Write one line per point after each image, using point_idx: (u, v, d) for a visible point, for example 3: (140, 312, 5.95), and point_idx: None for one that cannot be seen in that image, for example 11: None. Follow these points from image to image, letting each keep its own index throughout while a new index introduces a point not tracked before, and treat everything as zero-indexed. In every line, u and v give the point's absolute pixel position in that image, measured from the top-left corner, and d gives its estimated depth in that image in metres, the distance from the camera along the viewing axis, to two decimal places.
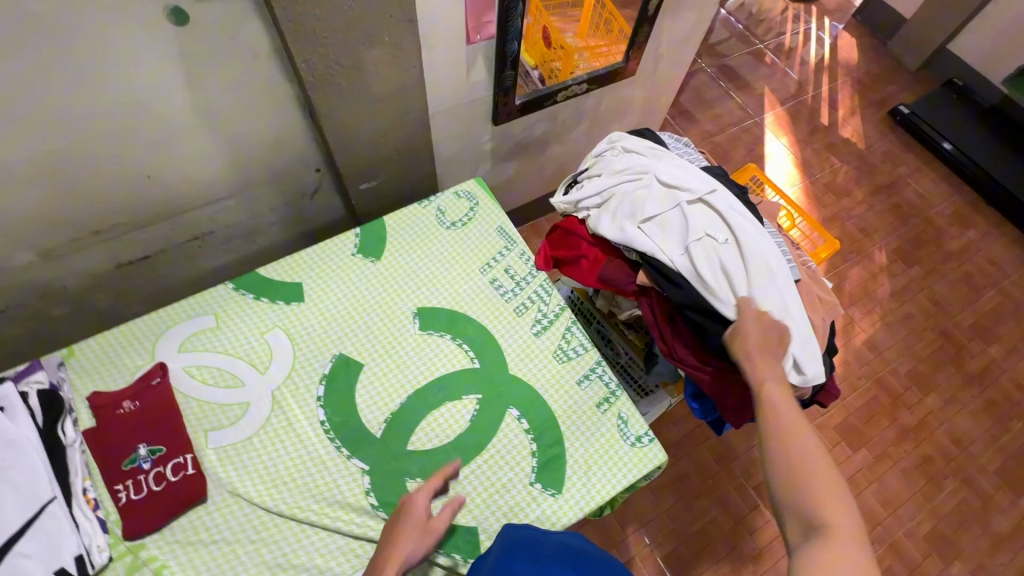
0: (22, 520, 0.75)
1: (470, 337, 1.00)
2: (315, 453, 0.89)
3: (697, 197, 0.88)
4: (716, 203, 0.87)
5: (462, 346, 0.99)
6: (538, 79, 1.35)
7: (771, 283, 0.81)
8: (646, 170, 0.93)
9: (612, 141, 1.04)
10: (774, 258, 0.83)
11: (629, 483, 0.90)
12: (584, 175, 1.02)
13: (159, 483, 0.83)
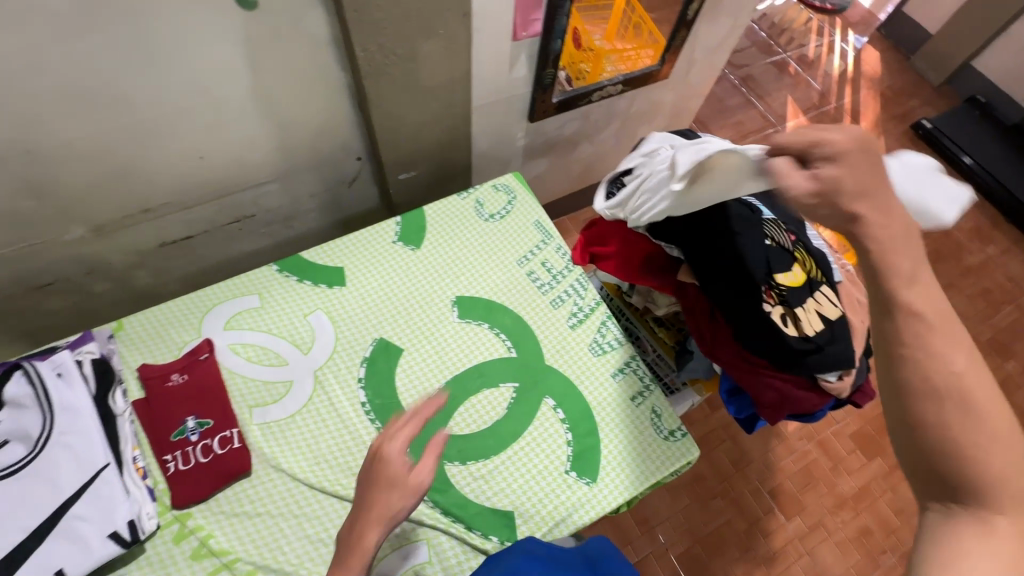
0: (79, 484, 0.78)
1: (508, 327, 1.02)
2: (356, 434, 0.91)
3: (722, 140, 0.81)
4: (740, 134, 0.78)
5: (499, 336, 1.01)
6: (566, 80, 1.33)
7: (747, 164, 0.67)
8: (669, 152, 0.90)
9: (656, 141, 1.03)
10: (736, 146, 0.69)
11: (660, 476, 0.92)
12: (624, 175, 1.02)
13: (206, 455, 0.86)
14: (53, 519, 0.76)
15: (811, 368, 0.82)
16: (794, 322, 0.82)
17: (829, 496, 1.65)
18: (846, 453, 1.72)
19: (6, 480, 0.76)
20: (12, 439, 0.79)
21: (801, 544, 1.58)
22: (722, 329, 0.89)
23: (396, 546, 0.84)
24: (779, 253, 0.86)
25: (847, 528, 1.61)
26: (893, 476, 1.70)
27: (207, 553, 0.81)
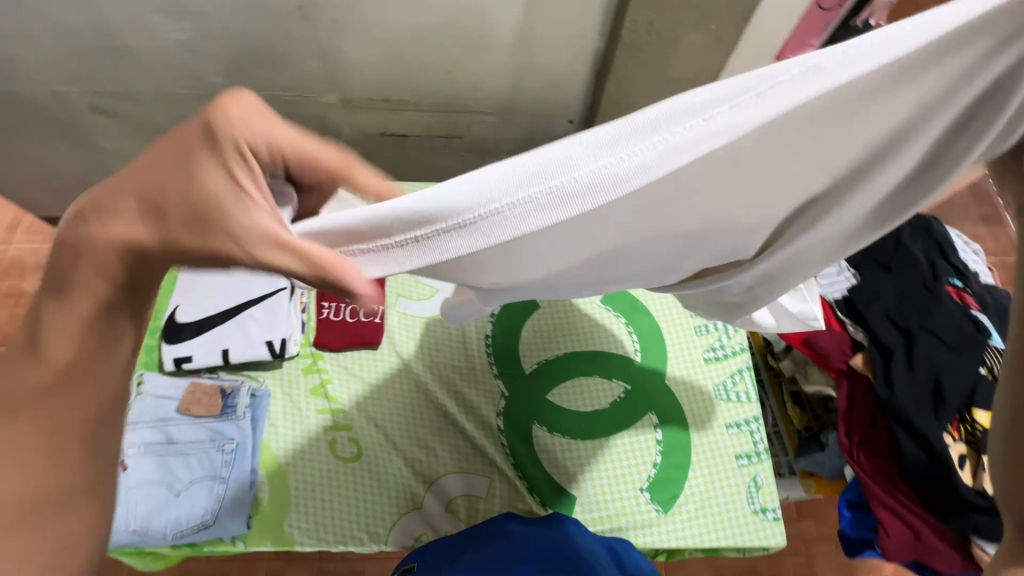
0: (262, 292, 0.94)
1: (642, 331, 1.01)
2: (471, 358, 0.97)
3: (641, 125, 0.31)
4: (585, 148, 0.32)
5: (630, 336, 1.00)
6: None
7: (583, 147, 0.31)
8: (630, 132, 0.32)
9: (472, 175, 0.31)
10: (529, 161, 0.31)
11: (732, 543, 0.87)
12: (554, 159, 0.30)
13: (353, 316, 0.98)
14: (236, 309, 0.93)
15: (975, 528, 0.69)
16: (972, 469, 0.72)
17: None
18: None
19: None
20: None
21: None
22: (877, 436, 0.79)
23: (461, 471, 0.89)
24: (991, 388, 0.75)
25: None
26: None
27: (321, 394, 0.93)
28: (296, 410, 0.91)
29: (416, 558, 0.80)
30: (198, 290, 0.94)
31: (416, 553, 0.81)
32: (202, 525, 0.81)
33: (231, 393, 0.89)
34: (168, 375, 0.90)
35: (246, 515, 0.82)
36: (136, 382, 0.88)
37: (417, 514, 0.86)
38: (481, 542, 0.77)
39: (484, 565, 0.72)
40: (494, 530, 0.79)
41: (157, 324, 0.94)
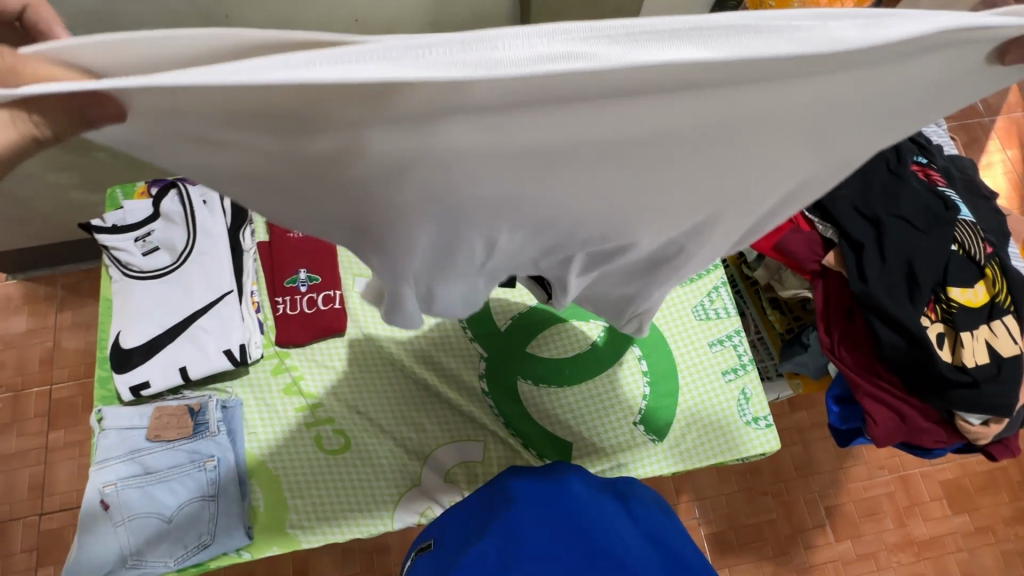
0: (208, 300, 0.88)
1: None
2: (443, 327, 0.93)
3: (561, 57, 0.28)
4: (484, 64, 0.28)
5: None
6: None
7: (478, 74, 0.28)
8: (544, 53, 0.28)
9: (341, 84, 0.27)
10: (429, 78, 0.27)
11: (731, 457, 0.88)
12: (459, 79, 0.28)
13: (310, 307, 0.92)
14: (183, 323, 0.87)
15: (957, 402, 0.71)
16: (951, 346, 0.72)
17: (893, 534, 1.53)
18: (929, 498, 1.56)
19: (158, 282, 0.88)
20: (163, 248, 0.90)
21: (844, 569, 1.50)
22: (856, 330, 0.78)
23: (454, 441, 0.88)
24: (962, 262, 0.74)
25: (901, 570, 1.50)
26: (976, 537, 1.53)
27: (296, 393, 0.89)
28: (273, 414, 0.88)
29: (431, 531, 0.79)
30: (139, 313, 0.87)
31: (431, 529, 0.79)
32: (202, 545, 0.79)
33: (200, 410, 0.85)
34: (128, 405, 0.85)
35: (245, 526, 0.81)
36: (96, 419, 0.83)
37: (418, 491, 0.86)
38: (490, 509, 0.74)
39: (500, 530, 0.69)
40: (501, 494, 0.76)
41: (104, 354, 0.88)
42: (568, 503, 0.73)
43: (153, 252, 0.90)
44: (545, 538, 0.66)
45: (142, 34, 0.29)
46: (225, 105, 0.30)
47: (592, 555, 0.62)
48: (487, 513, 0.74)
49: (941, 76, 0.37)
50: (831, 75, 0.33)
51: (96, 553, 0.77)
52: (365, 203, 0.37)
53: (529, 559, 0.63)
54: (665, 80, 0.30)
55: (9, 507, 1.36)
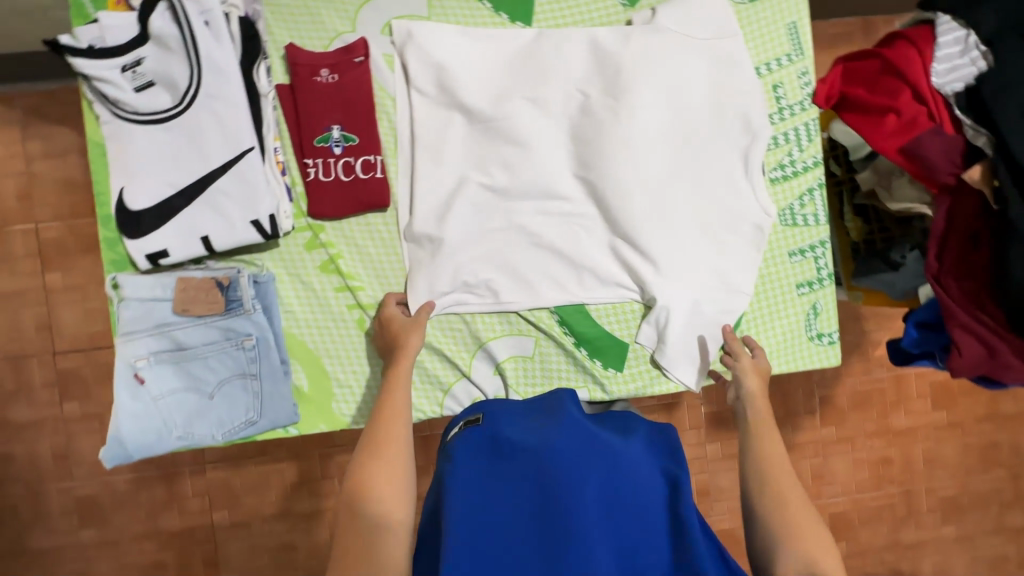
0: (226, 158, 0.73)
1: (704, 155, 0.82)
2: (499, 210, 0.80)
3: (456, 94, 0.79)
4: (408, 50, 0.78)
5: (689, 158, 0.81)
6: None
7: (445, 75, 0.78)
8: (442, 97, 0.79)
9: (409, 42, 0.78)
10: (420, 59, 0.78)
11: (789, 368, 0.86)
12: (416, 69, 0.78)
13: (348, 174, 0.78)
14: (198, 184, 0.73)
15: None
16: None
17: (873, 424, 1.65)
18: (915, 395, 1.66)
19: (160, 129, 0.72)
20: (160, 83, 0.72)
21: (821, 448, 1.65)
22: (973, 260, 0.72)
23: (506, 336, 0.82)
24: None
25: (871, 453, 1.66)
26: (945, 431, 1.67)
27: (334, 271, 0.79)
28: (311, 292, 0.79)
29: (445, 465, 0.61)
30: (141, 165, 0.72)
31: (450, 476, 0.58)
32: (249, 422, 0.76)
33: (230, 285, 0.76)
34: (146, 274, 0.74)
35: (291, 405, 0.77)
36: (111, 286, 0.73)
37: (468, 382, 0.82)
38: (492, 444, 0.60)
39: (491, 473, 0.58)
40: (520, 464, 0.58)
41: (106, 213, 0.74)
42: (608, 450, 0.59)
43: (148, 87, 0.71)
44: (588, 528, 0.53)
45: (419, 32, 0.78)
46: (459, 57, 0.79)
47: (630, 564, 0.54)
48: (510, 477, 0.57)
49: (575, 232, 0.81)
50: (555, 176, 0.80)
51: (138, 425, 0.73)
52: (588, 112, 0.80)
53: (562, 553, 0.52)
54: (474, 119, 0.79)
55: (21, 344, 1.33)
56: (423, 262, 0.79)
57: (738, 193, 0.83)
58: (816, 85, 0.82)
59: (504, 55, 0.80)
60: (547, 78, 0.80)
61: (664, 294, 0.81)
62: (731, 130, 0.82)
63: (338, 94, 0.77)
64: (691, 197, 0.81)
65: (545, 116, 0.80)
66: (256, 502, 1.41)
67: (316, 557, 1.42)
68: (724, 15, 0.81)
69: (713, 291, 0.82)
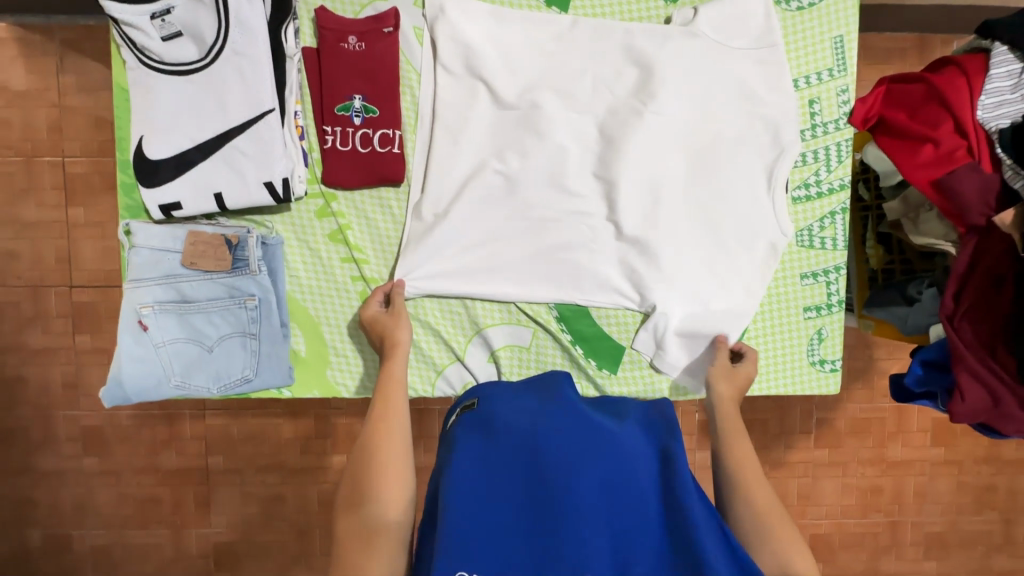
0: (246, 117, 0.73)
1: (728, 167, 0.79)
2: (512, 198, 0.79)
3: (482, 76, 0.77)
4: (438, 26, 0.77)
5: (711, 168, 0.79)
6: None
7: (472, 56, 0.77)
8: (467, 78, 0.78)
9: (438, 17, 0.77)
10: (449, 36, 0.77)
11: (785, 391, 0.85)
12: (443, 46, 0.77)
13: (365, 146, 0.77)
14: (216, 141, 0.73)
15: None
16: None
17: (868, 451, 1.64)
18: (915, 428, 1.64)
19: (184, 81, 0.72)
20: (187, 34, 0.71)
21: (812, 469, 1.64)
22: (991, 305, 0.69)
23: (504, 325, 0.82)
24: None
25: (862, 480, 1.65)
26: (941, 467, 1.65)
27: (341, 242, 0.80)
28: (317, 260, 0.80)
29: (446, 448, 0.63)
30: (162, 115, 0.72)
31: (451, 467, 0.59)
32: (245, 379, 0.78)
33: (238, 244, 0.76)
34: (158, 224, 0.76)
35: (287, 368, 0.79)
36: (123, 232, 0.75)
37: (461, 366, 0.83)
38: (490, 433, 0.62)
39: (489, 455, 0.59)
40: (511, 446, 0.60)
41: (125, 159, 0.75)
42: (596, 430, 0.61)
43: (176, 38, 0.71)
44: (580, 510, 0.54)
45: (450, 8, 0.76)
46: (489, 39, 0.77)
47: (625, 544, 0.54)
48: (504, 458, 0.59)
49: (585, 231, 0.80)
50: (571, 171, 0.79)
51: (139, 370, 0.75)
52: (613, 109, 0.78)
53: (557, 529, 0.53)
54: (497, 104, 0.78)
55: (41, 274, 1.36)
56: (428, 244, 0.78)
57: (758, 207, 0.80)
58: (854, 104, 0.79)
59: (534, 40, 0.78)
60: (578, 71, 0.78)
61: (664, 302, 0.79)
62: (758, 143, 0.79)
63: (364, 65, 0.76)
64: (706, 207, 0.80)
65: (570, 109, 0.78)
66: (251, 453, 1.45)
67: (302, 512, 1.46)
68: (767, 21, 0.78)
69: (717, 306, 0.80)
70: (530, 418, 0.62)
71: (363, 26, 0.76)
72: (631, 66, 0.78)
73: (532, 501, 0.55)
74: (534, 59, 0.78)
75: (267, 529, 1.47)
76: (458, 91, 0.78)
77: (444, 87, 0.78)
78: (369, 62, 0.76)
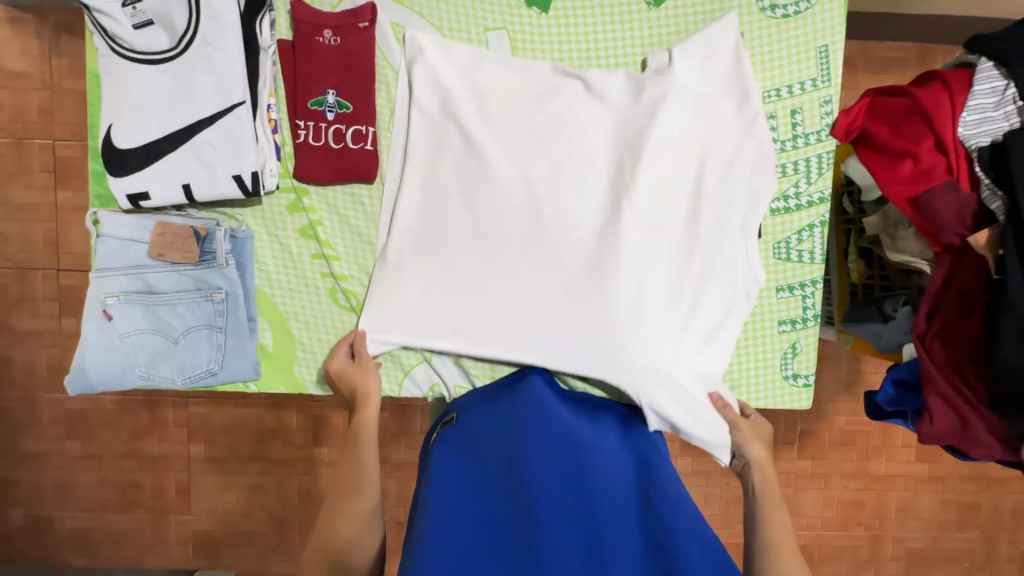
0: (216, 109, 0.72)
1: (707, 216, 0.77)
2: (482, 243, 0.76)
3: (456, 118, 0.76)
4: (414, 67, 0.76)
5: (689, 220, 0.77)
6: None
7: (447, 97, 0.76)
8: (440, 119, 0.77)
9: (415, 59, 0.76)
10: (423, 76, 0.76)
11: (757, 404, 0.84)
12: (418, 86, 0.76)
13: (338, 142, 0.77)
14: (186, 132, 0.72)
15: None
16: None
17: (852, 464, 1.63)
18: (900, 443, 1.62)
19: (154, 70, 0.71)
20: (159, 23, 0.71)
21: (794, 480, 1.63)
22: (964, 327, 0.68)
23: None
24: None
25: (845, 492, 1.64)
26: (925, 483, 1.64)
27: (312, 237, 0.79)
28: (287, 254, 0.79)
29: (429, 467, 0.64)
30: (131, 104, 0.71)
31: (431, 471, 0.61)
32: (209, 372, 0.77)
33: (207, 237, 0.76)
34: (126, 214, 0.75)
35: (253, 362, 0.78)
36: (91, 221, 0.74)
37: (429, 367, 0.81)
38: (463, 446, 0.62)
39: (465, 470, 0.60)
40: (484, 459, 0.60)
41: (96, 147, 0.75)
42: (571, 443, 0.60)
43: (147, 26, 0.71)
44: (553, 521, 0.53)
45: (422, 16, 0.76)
46: (464, 80, 0.77)
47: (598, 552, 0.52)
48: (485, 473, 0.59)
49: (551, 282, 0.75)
50: (542, 217, 0.76)
51: (103, 359, 0.75)
52: (588, 156, 0.77)
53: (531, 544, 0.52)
54: (468, 145, 0.77)
55: (28, 257, 1.37)
56: (400, 289, 0.77)
57: (734, 258, 0.77)
58: (837, 115, 0.77)
59: (509, 82, 0.77)
60: (554, 117, 0.76)
61: (635, 361, 0.72)
62: (734, 193, 0.77)
63: (339, 58, 0.75)
64: (684, 260, 0.76)
65: (546, 153, 0.76)
66: (231, 442, 1.45)
67: (281, 503, 1.47)
68: (738, 65, 0.77)
69: (694, 367, 0.75)
70: (504, 430, 0.62)
71: (338, 20, 0.75)
72: (612, 110, 0.77)
73: (507, 510, 0.55)
74: (508, 102, 0.77)
75: (245, 518, 1.47)
76: (430, 131, 0.77)
77: (417, 127, 0.77)
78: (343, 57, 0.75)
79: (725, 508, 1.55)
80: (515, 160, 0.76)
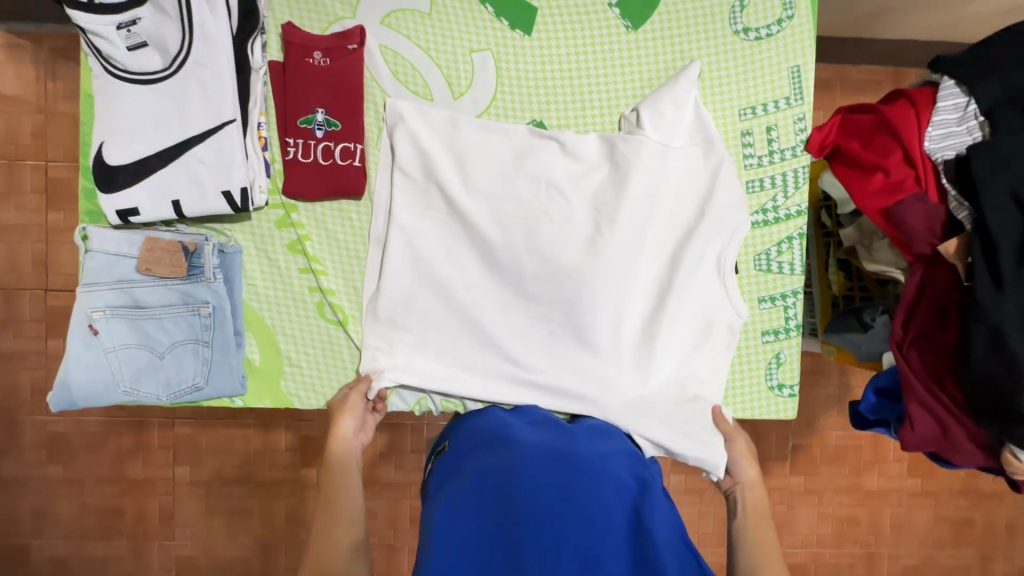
0: (207, 126, 0.74)
1: (688, 262, 0.79)
2: (468, 296, 0.78)
3: (435, 179, 0.79)
4: (396, 131, 0.78)
5: (669, 272, 0.79)
6: None
7: (427, 155, 0.78)
8: (422, 178, 0.79)
9: (396, 121, 0.79)
10: (404, 136, 0.78)
11: (743, 414, 0.85)
12: (400, 147, 0.78)
13: (326, 159, 0.78)
14: (176, 149, 0.74)
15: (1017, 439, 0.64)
16: None
17: (844, 480, 1.62)
18: (891, 458, 1.62)
19: (147, 90, 0.73)
20: (153, 45, 0.73)
21: (788, 497, 1.62)
22: (939, 336, 0.70)
23: None
24: None
25: (839, 509, 1.63)
26: (918, 498, 1.63)
27: (299, 252, 0.80)
28: (275, 269, 0.80)
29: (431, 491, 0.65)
30: (123, 123, 0.73)
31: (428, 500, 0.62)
32: (195, 387, 0.77)
33: (195, 251, 0.77)
34: (115, 229, 0.76)
35: (239, 377, 0.78)
36: (80, 237, 0.75)
37: None
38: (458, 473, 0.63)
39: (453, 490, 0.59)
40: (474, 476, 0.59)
41: (87, 164, 0.76)
42: (566, 460, 0.60)
43: (141, 48, 0.73)
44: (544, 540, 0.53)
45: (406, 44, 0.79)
46: (444, 138, 0.79)
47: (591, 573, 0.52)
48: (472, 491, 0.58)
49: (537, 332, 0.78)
50: (525, 275, 0.78)
51: (87, 375, 0.74)
52: (567, 213, 0.78)
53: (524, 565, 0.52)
54: (449, 202, 0.79)
55: (16, 277, 1.36)
56: (390, 341, 0.78)
57: (712, 303, 0.80)
58: (811, 132, 0.80)
59: (488, 144, 0.79)
60: (533, 174, 0.78)
61: (620, 398, 0.76)
62: (710, 243, 0.79)
63: (328, 78, 0.77)
64: (661, 308, 0.78)
65: (527, 211, 0.78)
66: (217, 465, 1.43)
67: (267, 527, 1.44)
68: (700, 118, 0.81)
69: (677, 408, 0.78)
70: (495, 452, 0.62)
71: (328, 43, 0.77)
72: (591, 166, 0.79)
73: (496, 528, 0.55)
74: (486, 163, 0.79)
75: (230, 543, 1.44)
76: (412, 190, 0.79)
77: (399, 187, 0.79)
78: (331, 77, 0.77)
79: (719, 526, 1.54)
80: (497, 219, 0.78)
